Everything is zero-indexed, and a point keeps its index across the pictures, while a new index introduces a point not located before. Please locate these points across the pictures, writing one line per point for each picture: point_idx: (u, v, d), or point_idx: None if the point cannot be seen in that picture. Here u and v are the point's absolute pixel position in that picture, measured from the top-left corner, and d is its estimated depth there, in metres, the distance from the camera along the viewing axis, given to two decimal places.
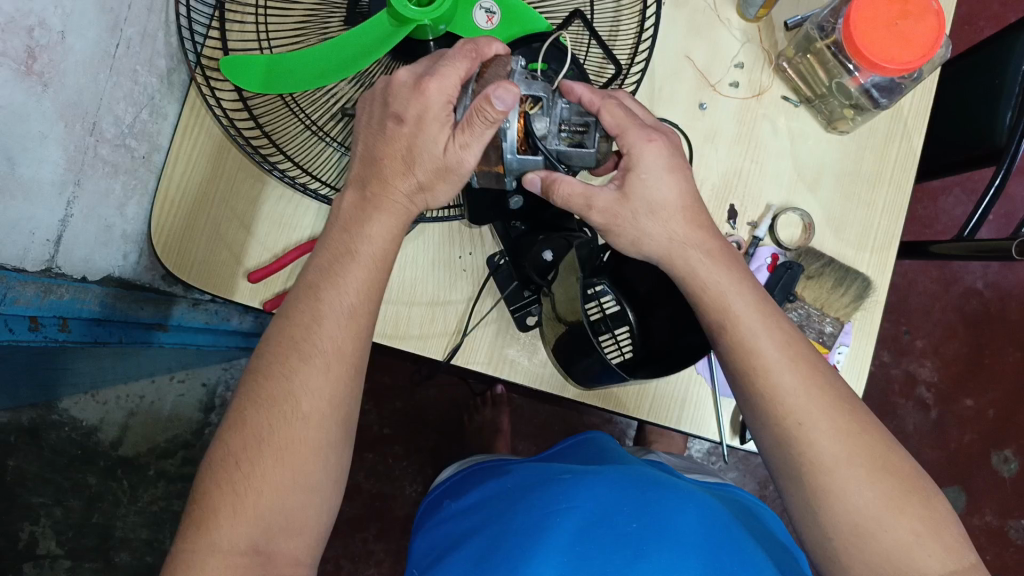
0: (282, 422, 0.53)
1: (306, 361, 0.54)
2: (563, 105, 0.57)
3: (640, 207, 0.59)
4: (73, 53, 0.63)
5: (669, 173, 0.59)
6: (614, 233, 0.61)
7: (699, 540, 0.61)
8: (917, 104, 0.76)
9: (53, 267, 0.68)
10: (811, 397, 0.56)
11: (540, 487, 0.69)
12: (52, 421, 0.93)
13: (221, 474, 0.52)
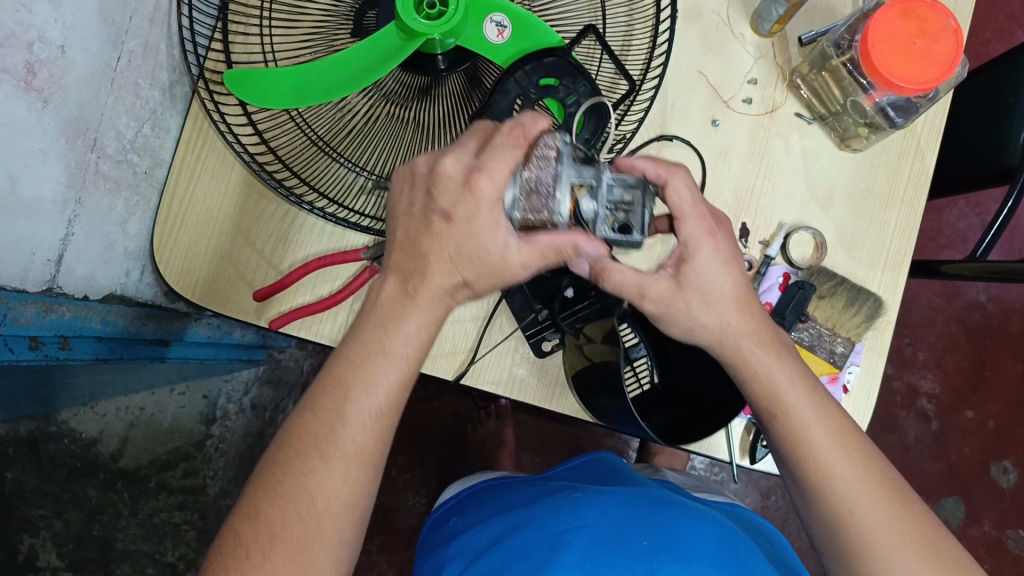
0: (297, 461, 0.52)
1: (326, 463, 0.52)
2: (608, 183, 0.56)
3: (695, 299, 0.57)
4: (74, 68, 0.61)
5: (725, 264, 0.58)
6: (664, 322, 0.59)
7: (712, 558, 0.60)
8: (931, 123, 0.75)
9: (54, 286, 0.67)
10: (865, 486, 0.56)
11: (549, 503, 0.68)
12: (51, 432, 0.97)
13: (241, 520, 0.51)
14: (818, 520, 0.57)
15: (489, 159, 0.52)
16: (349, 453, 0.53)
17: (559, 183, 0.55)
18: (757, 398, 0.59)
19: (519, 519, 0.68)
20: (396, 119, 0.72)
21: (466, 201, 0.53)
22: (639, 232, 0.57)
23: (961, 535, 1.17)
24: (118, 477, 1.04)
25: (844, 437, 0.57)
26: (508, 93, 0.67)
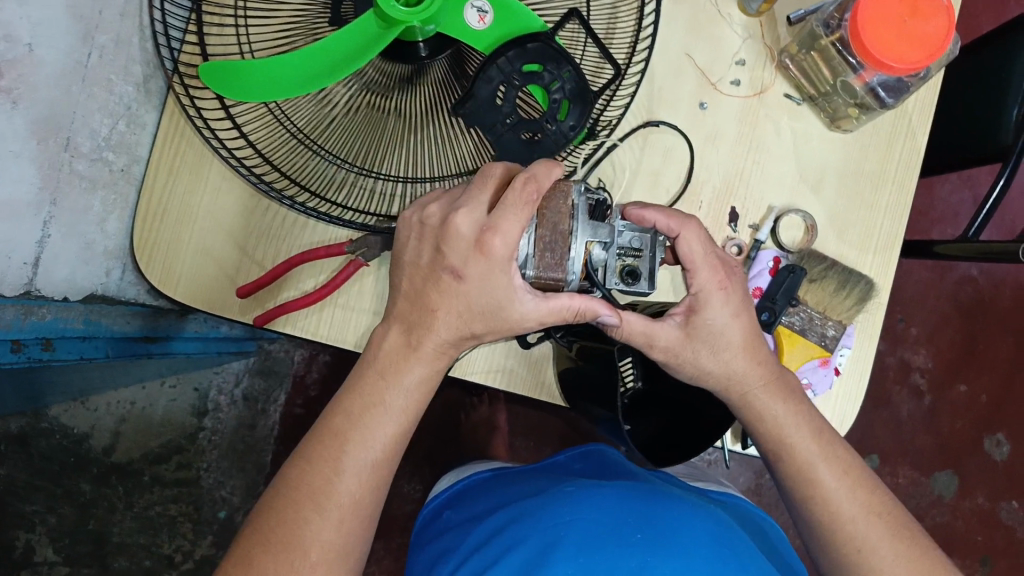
0: (292, 496, 0.53)
1: (322, 517, 0.53)
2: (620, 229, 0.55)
3: (703, 348, 0.57)
4: (43, 66, 0.59)
5: (734, 316, 0.58)
6: (674, 369, 0.58)
7: (707, 547, 0.60)
8: (923, 100, 0.73)
9: (33, 289, 0.66)
10: (876, 528, 0.58)
11: (543, 498, 0.68)
12: (41, 429, 0.94)
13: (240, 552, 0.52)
14: (831, 562, 0.59)
15: (501, 219, 0.51)
16: (342, 504, 0.53)
17: (574, 235, 0.53)
18: (764, 439, 0.61)
19: (512, 515, 0.68)
20: (378, 111, 0.71)
21: (478, 261, 0.53)
22: (647, 280, 0.56)
23: (953, 509, 1.18)
24: (111, 471, 1.04)
25: (853, 478, 0.60)
26: (491, 81, 0.66)
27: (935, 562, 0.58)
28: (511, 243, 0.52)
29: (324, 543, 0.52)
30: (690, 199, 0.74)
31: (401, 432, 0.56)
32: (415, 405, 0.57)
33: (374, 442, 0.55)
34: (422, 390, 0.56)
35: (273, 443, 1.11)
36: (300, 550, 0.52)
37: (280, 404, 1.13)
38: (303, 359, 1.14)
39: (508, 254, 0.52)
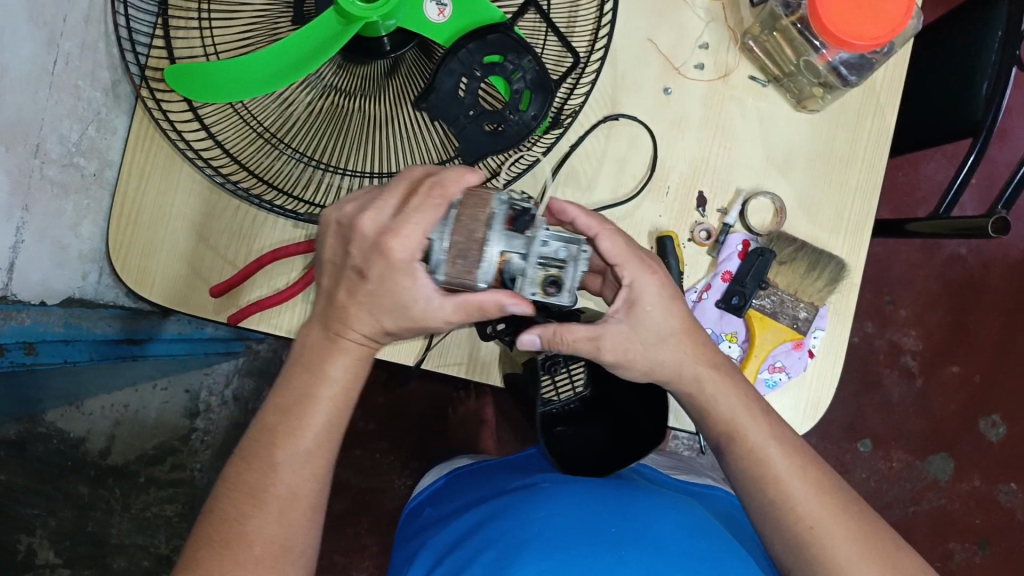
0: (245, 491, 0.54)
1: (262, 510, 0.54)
2: (545, 239, 0.54)
3: (650, 338, 0.58)
4: (8, 74, 0.61)
5: (670, 303, 0.59)
6: (626, 368, 0.59)
7: (679, 545, 0.61)
8: (890, 78, 0.73)
9: (9, 294, 0.67)
10: (823, 505, 0.58)
11: (517, 494, 0.69)
12: (40, 433, 0.94)
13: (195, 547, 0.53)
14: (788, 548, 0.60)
15: (403, 224, 0.52)
16: (280, 495, 0.54)
17: (488, 244, 0.53)
18: (716, 421, 0.61)
19: (490, 511, 0.68)
20: (342, 109, 0.72)
21: (379, 259, 0.53)
22: (569, 292, 0.54)
23: (948, 491, 1.18)
24: (108, 472, 1.06)
25: (801, 459, 0.60)
26: (453, 73, 0.66)
27: (885, 540, 0.58)
28: (410, 245, 0.52)
29: (269, 535, 0.53)
30: (656, 186, 0.74)
31: (335, 418, 0.56)
32: (345, 391, 0.57)
33: (309, 429, 0.55)
34: (350, 376, 0.56)
35: None
36: (246, 541, 0.53)
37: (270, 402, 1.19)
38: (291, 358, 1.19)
39: (407, 256, 0.52)
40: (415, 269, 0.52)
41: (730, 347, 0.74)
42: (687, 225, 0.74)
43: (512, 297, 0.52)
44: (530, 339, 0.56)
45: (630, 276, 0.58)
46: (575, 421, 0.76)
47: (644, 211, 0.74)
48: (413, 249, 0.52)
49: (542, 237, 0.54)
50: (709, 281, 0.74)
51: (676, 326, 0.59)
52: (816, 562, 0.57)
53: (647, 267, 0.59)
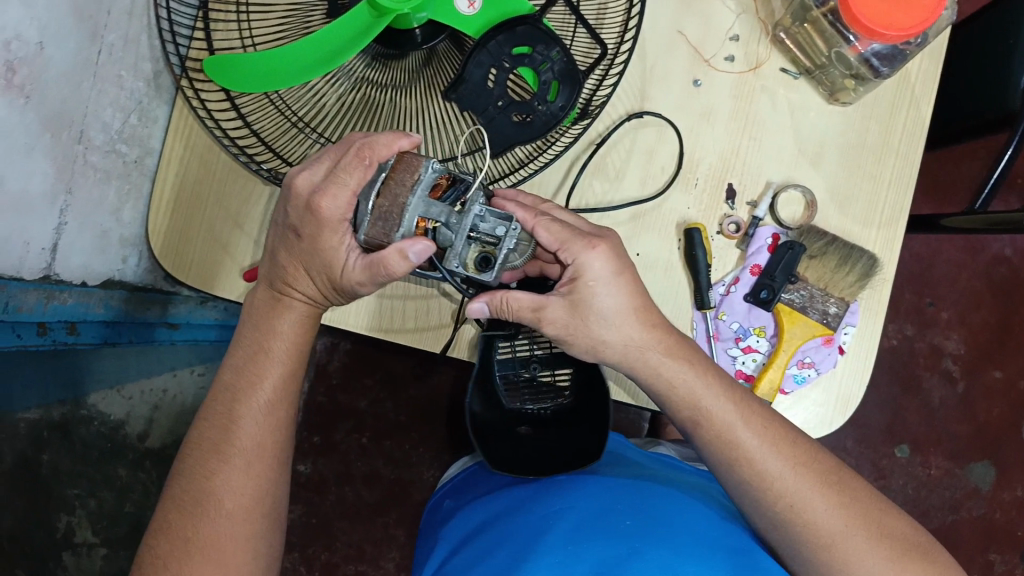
0: (215, 450, 0.63)
1: (226, 462, 0.63)
2: (478, 213, 0.56)
3: (594, 319, 0.62)
4: (53, 64, 0.63)
5: (615, 276, 0.62)
6: (570, 343, 0.63)
7: (695, 541, 0.60)
8: (925, 69, 0.72)
9: (52, 274, 0.70)
10: (800, 478, 0.61)
11: (535, 486, 0.69)
12: (81, 416, 0.97)
13: (179, 501, 0.62)
14: (767, 520, 0.62)
15: (330, 184, 0.59)
16: (245, 448, 0.64)
17: (409, 206, 0.56)
18: (679, 405, 0.64)
19: (505, 508, 0.68)
20: (372, 101, 0.73)
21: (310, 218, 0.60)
22: (495, 270, 0.57)
23: (990, 500, 1.15)
24: (144, 457, 1.08)
25: (773, 436, 0.62)
26: (482, 64, 0.67)
27: (869, 507, 0.62)
28: (338, 206, 0.59)
29: (235, 489, 0.63)
30: (685, 177, 0.73)
31: (287, 371, 0.66)
32: (294, 346, 0.67)
33: (266, 382, 0.65)
34: (297, 331, 0.66)
35: (298, 429, 1.15)
36: (214, 496, 0.62)
37: (305, 391, 1.16)
38: (325, 347, 1.16)
39: (336, 216, 0.59)
40: (342, 228, 0.60)
41: (758, 341, 0.74)
42: (716, 217, 0.73)
43: (416, 245, 0.55)
44: (480, 308, 0.61)
45: (580, 254, 0.60)
46: (542, 420, 0.74)
47: (672, 203, 0.73)
48: (340, 208, 0.58)
49: (476, 210, 0.56)
50: (738, 274, 0.73)
51: (626, 303, 0.62)
52: (800, 535, 0.61)
53: (589, 244, 0.61)
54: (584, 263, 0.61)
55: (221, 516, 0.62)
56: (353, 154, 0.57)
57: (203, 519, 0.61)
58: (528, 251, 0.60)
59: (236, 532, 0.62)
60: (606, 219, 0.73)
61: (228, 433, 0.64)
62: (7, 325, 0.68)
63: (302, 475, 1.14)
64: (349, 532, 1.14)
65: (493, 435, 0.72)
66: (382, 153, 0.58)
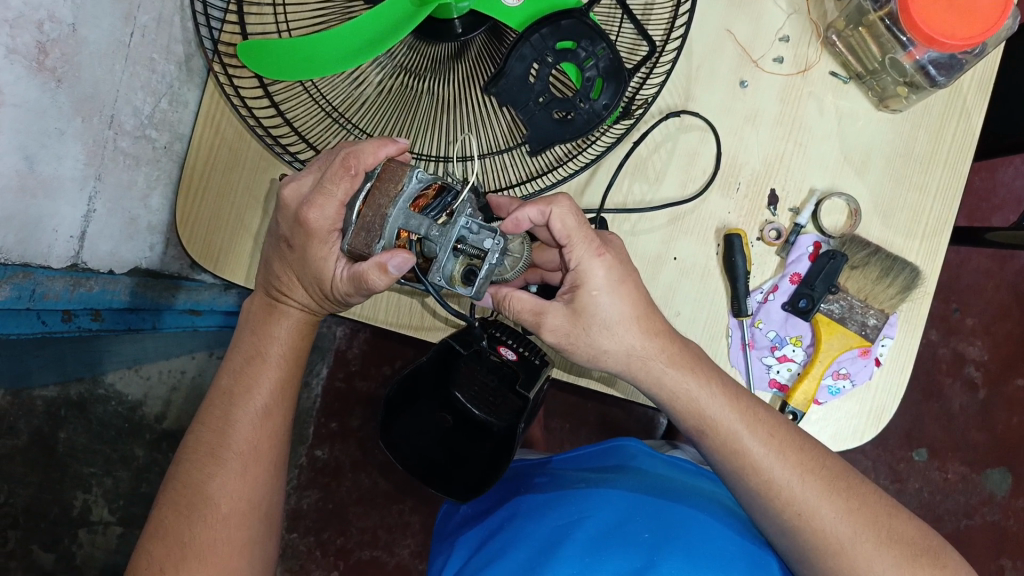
0: (222, 443, 0.63)
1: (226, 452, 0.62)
2: (465, 224, 0.53)
3: (594, 325, 0.60)
4: (87, 45, 0.61)
5: (615, 284, 0.60)
6: (571, 352, 0.62)
7: (715, 551, 0.59)
8: (978, 78, 0.70)
9: (79, 262, 0.69)
10: (818, 488, 0.59)
11: (550, 494, 0.67)
12: (98, 395, 0.96)
13: (181, 491, 0.61)
14: (774, 527, 0.60)
15: (319, 196, 0.57)
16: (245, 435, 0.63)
17: (389, 216, 0.54)
18: (683, 415, 0.62)
19: (522, 512, 0.67)
20: (411, 92, 0.71)
21: (300, 234, 0.60)
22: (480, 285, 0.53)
23: (1004, 508, 1.15)
24: (162, 438, 1.09)
25: (780, 442, 0.60)
26: (524, 58, 0.64)
27: (878, 512, 0.59)
28: (326, 216, 0.58)
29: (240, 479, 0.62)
30: (727, 181, 0.72)
31: (287, 360, 0.66)
32: (295, 341, 0.66)
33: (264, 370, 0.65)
34: (294, 336, 0.66)
35: (316, 415, 1.15)
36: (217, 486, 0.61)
37: (323, 377, 1.15)
38: (345, 334, 1.16)
39: (324, 227, 0.58)
40: (331, 239, 0.59)
41: (794, 351, 0.72)
42: (757, 223, 0.72)
43: (394, 258, 0.53)
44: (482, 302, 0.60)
45: (583, 260, 0.59)
46: (465, 420, 0.69)
47: (711, 207, 0.72)
48: (327, 221, 0.57)
49: (461, 221, 0.53)
50: (777, 282, 0.72)
51: (627, 311, 0.60)
52: (808, 542, 0.58)
53: (594, 249, 0.59)
54: (586, 270, 0.59)
55: (242, 513, 0.62)
56: (340, 164, 0.55)
57: (224, 514, 0.61)
58: (520, 267, 0.57)
59: (234, 533, 0.60)
60: (644, 223, 0.72)
61: (251, 428, 0.64)
62: (32, 312, 0.67)
63: (319, 460, 1.15)
64: (364, 518, 1.14)
65: (400, 408, 0.69)
66: (368, 162, 0.56)
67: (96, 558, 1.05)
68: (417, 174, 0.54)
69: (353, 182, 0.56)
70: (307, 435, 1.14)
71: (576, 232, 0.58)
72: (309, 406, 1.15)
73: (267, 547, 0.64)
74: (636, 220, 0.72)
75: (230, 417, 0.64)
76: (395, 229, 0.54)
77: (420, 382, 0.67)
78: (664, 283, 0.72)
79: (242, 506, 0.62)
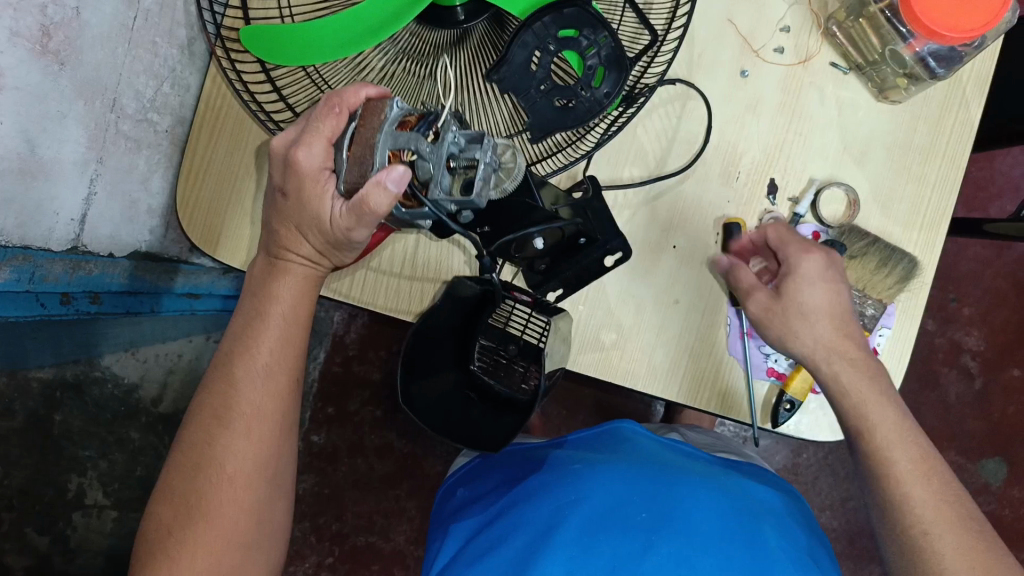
0: (221, 422, 0.62)
1: (227, 432, 0.62)
2: (453, 140, 0.52)
3: (790, 308, 0.65)
4: (89, 28, 0.61)
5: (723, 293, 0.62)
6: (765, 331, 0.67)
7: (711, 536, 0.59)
8: (977, 70, 0.71)
9: (79, 245, 0.69)
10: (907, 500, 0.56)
11: (547, 477, 0.68)
12: (95, 377, 0.96)
13: (182, 471, 0.62)
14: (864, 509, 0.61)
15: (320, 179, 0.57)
16: (246, 405, 0.62)
17: (377, 143, 0.53)
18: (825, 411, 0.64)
19: (518, 492, 0.68)
20: (413, 76, 0.71)
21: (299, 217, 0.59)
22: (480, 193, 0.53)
23: (1000, 497, 1.16)
24: (158, 421, 1.10)
25: None
26: (527, 45, 0.64)
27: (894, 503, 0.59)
28: (315, 157, 0.57)
29: (240, 456, 0.61)
30: (728, 170, 0.72)
31: (287, 341, 0.65)
32: (294, 324, 0.65)
33: (262, 351, 0.64)
34: (294, 295, 0.65)
35: (313, 400, 1.16)
36: (217, 464, 0.61)
37: (320, 361, 1.16)
38: (343, 318, 1.16)
39: (313, 166, 0.57)
40: (323, 177, 0.58)
41: None
42: (755, 213, 0.73)
43: (392, 175, 0.51)
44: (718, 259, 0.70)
45: (794, 255, 0.66)
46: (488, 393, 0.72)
47: (711, 196, 0.73)
48: (316, 161, 0.57)
49: (450, 138, 0.52)
50: None
51: None
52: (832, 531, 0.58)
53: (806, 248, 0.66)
54: (795, 263, 0.66)
55: (247, 472, 0.61)
56: (324, 104, 0.56)
57: (231, 472, 0.61)
58: (518, 175, 0.57)
59: (234, 513, 0.61)
60: (646, 211, 0.72)
61: (256, 380, 0.63)
62: (31, 296, 0.67)
63: (315, 445, 1.15)
64: (361, 503, 1.15)
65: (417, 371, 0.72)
66: (351, 101, 0.57)
67: (92, 541, 1.05)
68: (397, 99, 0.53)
69: (339, 120, 0.57)
70: (304, 419, 1.15)
71: (788, 236, 0.68)
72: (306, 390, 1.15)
73: (270, 514, 0.64)
74: (636, 210, 0.72)
75: (233, 372, 0.63)
76: (386, 149, 0.53)
77: (435, 338, 0.72)
78: (664, 270, 0.72)
79: (247, 470, 0.61)
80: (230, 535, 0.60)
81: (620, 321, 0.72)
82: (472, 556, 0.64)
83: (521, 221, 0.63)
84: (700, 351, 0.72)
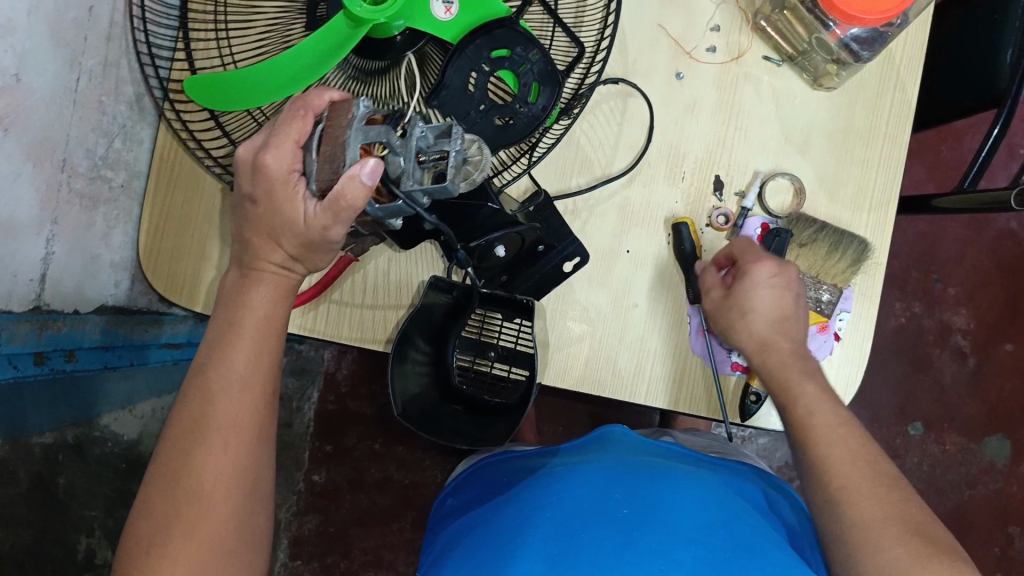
0: (199, 444, 0.60)
1: (206, 452, 0.59)
2: (421, 135, 0.53)
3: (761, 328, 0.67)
4: (33, 92, 0.63)
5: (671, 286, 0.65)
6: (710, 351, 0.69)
7: (694, 525, 0.58)
8: (910, 47, 0.72)
9: (42, 304, 0.71)
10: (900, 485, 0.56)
11: (530, 483, 0.67)
12: (95, 436, 0.92)
13: (176, 493, 0.58)
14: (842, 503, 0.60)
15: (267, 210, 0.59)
16: (225, 418, 0.60)
17: (349, 141, 0.54)
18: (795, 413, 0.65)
19: (501, 501, 0.68)
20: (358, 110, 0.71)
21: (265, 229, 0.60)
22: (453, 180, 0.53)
23: (1007, 475, 1.16)
24: None
25: None
26: (462, 68, 0.63)
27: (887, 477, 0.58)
28: (283, 159, 0.58)
29: (220, 476, 0.59)
30: (672, 172, 0.73)
31: (262, 359, 0.63)
32: (261, 347, 0.63)
33: (239, 376, 0.62)
34: (269, 304, 0.64)
35: (310, 439, 1.17)
36: (200, 490, 0.59)
37: (313, 401, 1.18)
38: (332, 355, 1.18)
39: (282, 169, 0.58)
40: (293, 179, 0.58)
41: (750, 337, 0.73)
42: (703, 211, 0.73)
43: (365, 167, 0.52)
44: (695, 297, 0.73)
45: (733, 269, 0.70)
46: (474, 404, 0.73)
47: (658, 198, 0.73)
48: (286, 161, 0.58)
49: (417, 132, 0.53)
50: None
51: None
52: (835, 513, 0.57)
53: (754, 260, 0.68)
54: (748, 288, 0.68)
55: (229, 479, 0.60)
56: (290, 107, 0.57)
57: (215, 480, 0.59)
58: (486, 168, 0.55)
59: (211, 538, 0.58)
60: (594, 220, 0.73)
61: (234, 389, 0.61)
62: (4, 359, 0.69)
63: (315, 484, 1.16)
64: (365, 538, 1.15)
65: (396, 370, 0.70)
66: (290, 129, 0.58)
67: None
68: (362, 99, 0.55)
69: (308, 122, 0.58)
70: (303, 459, 1.16)
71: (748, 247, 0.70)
72: (303, 430, 1.17)
73: (261, 529, 0.62)
74: (586, 218, 0.73)
75: (217, 377, 0.61)
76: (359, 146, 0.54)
77: (408, 338, 0.70)
78: (618, 277, 0.73)
79: (229, 494, 0.59)
80: (216, 539, 0.58)
81: (583, 323, 0.73)
82: (457, 564, 0.63)
83: (485, 226, 0.64)
84: (664, 353, 0.73)
